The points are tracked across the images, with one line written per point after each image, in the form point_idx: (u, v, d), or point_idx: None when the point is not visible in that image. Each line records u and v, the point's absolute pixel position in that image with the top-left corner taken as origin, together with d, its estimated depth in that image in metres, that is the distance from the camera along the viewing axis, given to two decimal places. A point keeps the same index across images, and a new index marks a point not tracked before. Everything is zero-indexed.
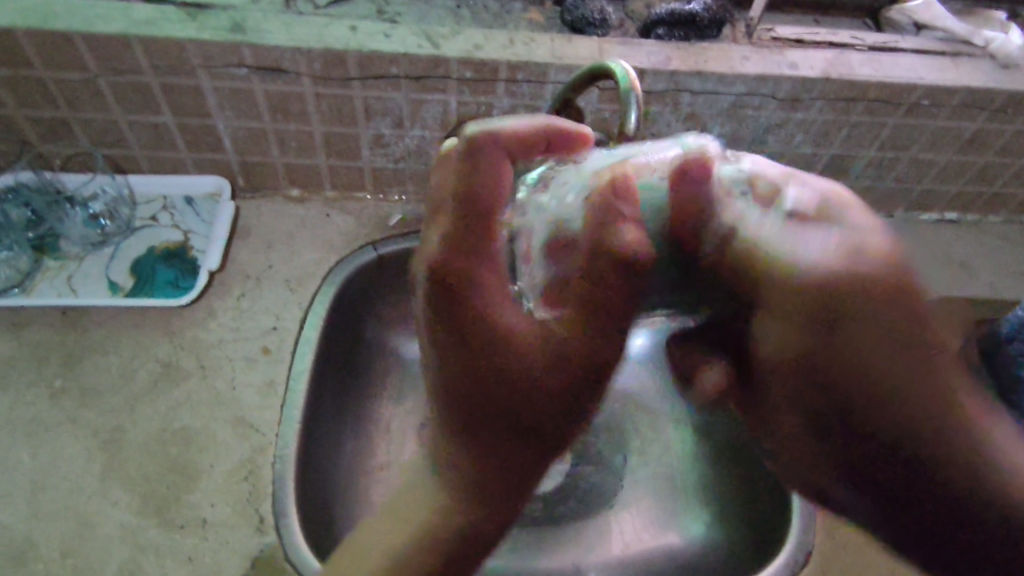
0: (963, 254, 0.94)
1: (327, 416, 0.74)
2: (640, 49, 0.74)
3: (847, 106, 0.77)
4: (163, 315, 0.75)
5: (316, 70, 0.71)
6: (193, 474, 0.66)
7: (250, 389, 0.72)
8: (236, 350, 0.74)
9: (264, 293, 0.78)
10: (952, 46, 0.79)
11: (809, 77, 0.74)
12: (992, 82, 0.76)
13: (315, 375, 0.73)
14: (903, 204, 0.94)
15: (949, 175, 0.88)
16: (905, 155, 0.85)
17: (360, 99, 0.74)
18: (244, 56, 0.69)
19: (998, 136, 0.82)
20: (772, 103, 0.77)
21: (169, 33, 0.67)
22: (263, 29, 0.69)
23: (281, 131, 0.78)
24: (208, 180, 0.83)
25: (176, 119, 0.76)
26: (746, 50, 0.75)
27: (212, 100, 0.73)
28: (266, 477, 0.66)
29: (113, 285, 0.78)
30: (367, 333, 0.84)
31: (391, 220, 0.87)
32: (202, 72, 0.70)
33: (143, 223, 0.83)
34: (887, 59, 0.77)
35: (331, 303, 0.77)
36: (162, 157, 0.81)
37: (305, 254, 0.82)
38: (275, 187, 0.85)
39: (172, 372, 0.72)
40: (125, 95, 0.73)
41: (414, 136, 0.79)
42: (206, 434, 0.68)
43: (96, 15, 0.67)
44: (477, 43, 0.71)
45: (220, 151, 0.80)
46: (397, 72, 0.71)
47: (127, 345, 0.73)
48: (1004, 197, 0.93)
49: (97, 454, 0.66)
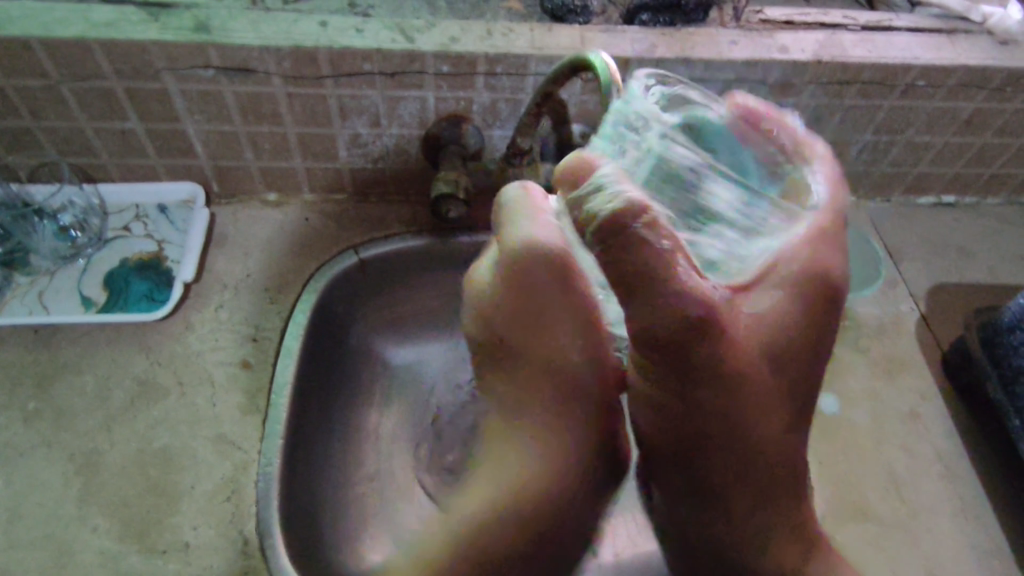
0: (960, 237, 0.91)
1: (311, 430, 0.73)
2: (624, 37, 0.71)
3: (841, 89, 0.74)
4: (138, 330, 0.73)
5: (285, 70, 0.68)
6: (172, 496, 0.64)
7: (230, 404, 0.69)
8: (216, 364, 0.72)
9: (242, 302, 0.76)
10: (948, 24, 0.76)
11: (800, 61, 0.71)
12: (991, 60, 0.74)
13: (297, 387, 0.71)
14: (900, 187, 0.91)
15: (946, 157, 0.86)
16: (901, 138, 0.82)
17: (334, 99, 0.71)
18: (209, 57, 0.66)
19: (998, 114, 0.79)
20: (763, 90, 0.74)
21: (127, 35, 0.64)
22: (229, 28, 0.65)
23: (254, 133, 0.74)
24: (180, 187, 0.80)
25: (144, 124, 0.73)
26: (734, 35, 0.72)
27: (179, 102, 0.70)
28: (249, 495, 0.64)
29: (86, 300, 0.76)
30: (351, 339, 0.82)
31: (371, 221, 0.83)
32: (168, 76, 0.67)
33: (115, 234, 0.80)
34: (881, 39, 0.74)
35: (312, 312, 0.75)
36: (131, 164, 0.78)
37: (283, 260, 0.80)
38: (251, 191, 0.82)
39: (149, 390, 0.70)
40: (89, 102, 0.69)
41: (392, 135, 0.76)
42: (186, 453, 0.66)
43: (52, 20, 0.64)
44: (453, 36, 0.68)
45: (192, 156, 0.77)
46: (370, 70, 0.68)
47: (102, 362, 0.70)
48: (1003, 177, 0.90)
49: (74, 478, 0.64)
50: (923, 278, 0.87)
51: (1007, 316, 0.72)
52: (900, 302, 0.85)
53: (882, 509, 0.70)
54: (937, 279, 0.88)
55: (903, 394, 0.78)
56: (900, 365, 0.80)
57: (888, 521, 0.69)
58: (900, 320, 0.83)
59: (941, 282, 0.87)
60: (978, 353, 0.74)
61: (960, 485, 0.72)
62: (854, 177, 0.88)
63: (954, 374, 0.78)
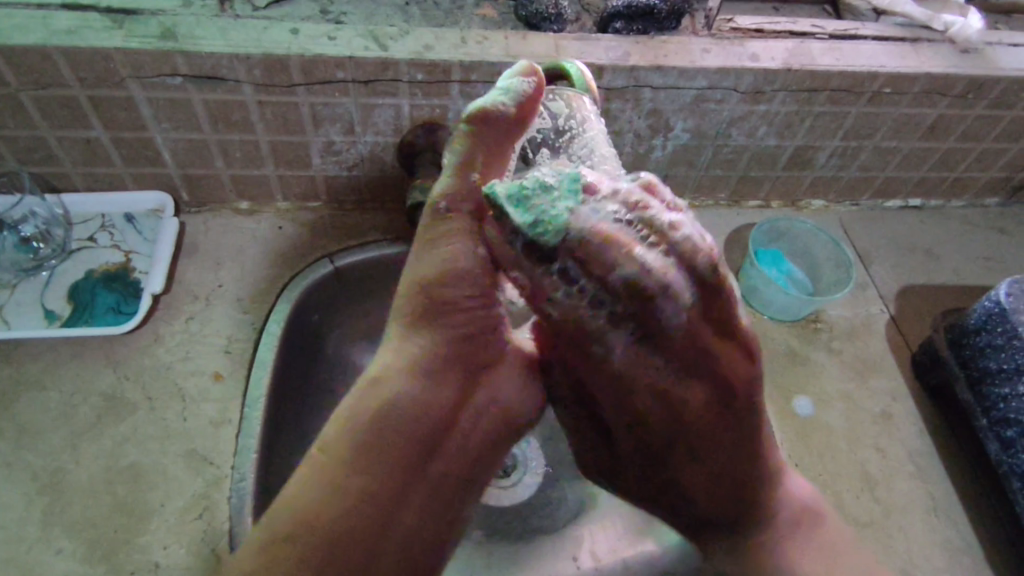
0: (927, 239, 0.94)
1: (286, 443, 0.71)
2: (598, 45, 0.71)
3: (810, 96, 0.76)
4: (104, 344, 0.71)
5: (256, 78, 0.66)
6: (142, 516, 0.62)
7: (202, 419, 0.68)
8: (187, 378, 0.70)
9: (213, 314, 0.74)
10: (911, 32, 0.78)
11: (770, 69, 0.72)
12: (953, 68, 0.75)
13: (271, 400, 0.69)
14: (868, 191, 0.93)
15: (912, 162, 0.88)
16: (868, 144, 0.84)
17: (306, 106, 0.70)
18: (177, 65, 0.64)
19: (960, 120, 0.82)
20: (735, 97, 0.75)
21: (91, 42, 0.62)
22: (197, 35, 0.64)
23: (224, 141, 0.73)
24: (148, 196, 0.78)
25: (109, 133, 0.71)
26: (706, 43, 0.73)
27: (146, 110, 0.69)
28: (222, 513, 0.63)
29: (49, 313, 0.73)
30: (327, 350, 0.81)
31: (345, 229, 0.82)
32: (134, 84, 0.66)
33: (79, 245, 0.78)
34: (848, 48, 0.75)
35: (286, 323, 0.74)
36: (97, 173, 0.76)
37: (256, 269, 0.78)
38: (222, 200, 0.81)
39: (117, 406, 0.68)
40: (50, 110, 0.67)
41: (366, 142, 0.75)
42: (156, 471, 0.65)
43: (11, 26, 0.62)
44: (427, 44, 0.68)
45: (160, 165, 0.75)
46: (343, 77, 0.68)
47: (67, 378, 0.68)
48: (966, 181, 0.92)
49: (38, 499, 0.62)
50: (892, 280, 0.89)
51: (972, 318, 0.74)
52: (870, 304, 0.87)
53: (855, 510, 0.71)
54: (905, 280, 0.90)
55: (874, 395, 0.79)
56: (870, 366, 0.82)
57: (861, 521, 0.70)
58: (870, 322, 0.85)
59: (908, 284, 0.89)
60: (945, 354, 0.76)
61: (931, 483, 0.74)
62: (823, 183, 0.90)
63: (924, 374, 0.80)
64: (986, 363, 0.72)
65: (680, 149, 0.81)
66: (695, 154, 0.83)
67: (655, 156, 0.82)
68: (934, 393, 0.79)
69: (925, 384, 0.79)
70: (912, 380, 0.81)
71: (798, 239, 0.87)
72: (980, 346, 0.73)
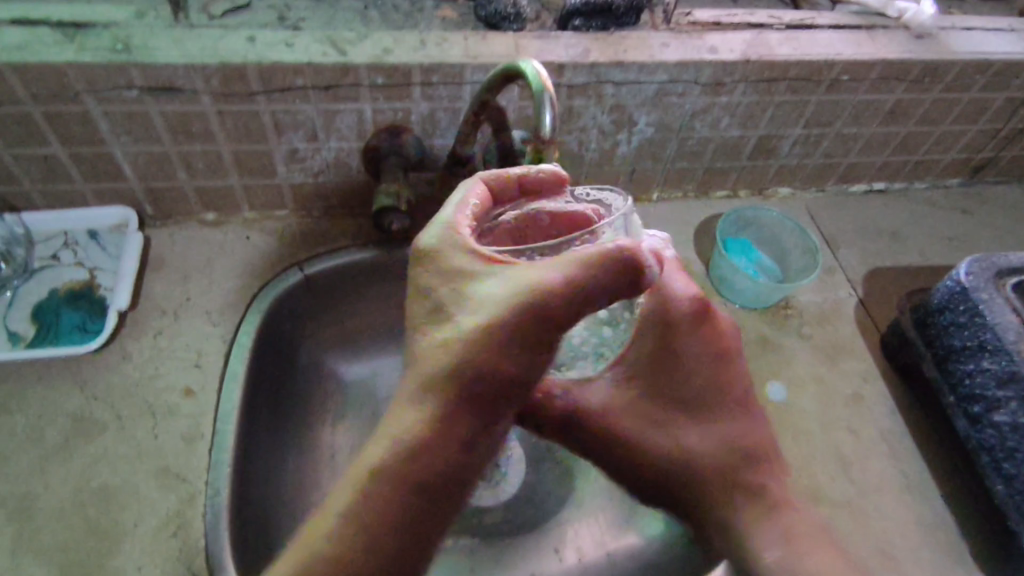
0: (891, 222, 0.95)
1: (261, 454, 0.71)
2: (557, 42, 0.71)
3: (770, 86, 0.77)
4: (71, 364, 0.70)
5: (215, 88, 0.66)
6: (115, 536, 0.61)
7: (173, 436, 0.67)
8: (156, 394, 0.69)
9: (182, 328, 0.74)
10: (866, 19, 0.80)
11: (728, 60, 0.73)
12: (908, 52, 0.77)
13: (244, 413, 0.69)
14: (833, 177, 0.94)
15: (874, 147, 0.89)
16: (830, 131, 0.85)
17: (267, 114, 0.69)
18: (132, 77, 0.64)
19: (918, 104, 0.83)
20: (696, 89, 0.75)
21: (42, 58, 0.61)
22: (151, 47, 0.63)
23: (186, 153, 0.72)
24: (112, 211, 0.77)
25: (67, 149, 0.70)
26: (665, 37, 0.74)
27: (104, 125, 0.68)
28: (198, 529, 0.62)
29: (13, 335, 0.72)
30: (302, 358, 0.81)
31: (315, 236, 0.82)
32: (88, 98, 0.65)
33: (43, 263, 0.77)
34: (805, 37, 0.76)
35: (257, 333, 0.73)
36: (56, 190, 0.74)
37: (224, 281, 0.78)
38: (188, 213, 0.80)
39: (86, 426, 0.67)
40: (5, 128, 0.66)
41: (331, 148, 0.75)
42: (128, 490, 0.64)
43: None
44: (386, 47, 0.68)
45: (121, 179, 0.74)
46: (303, 84, 0.67)
47: (33, 400, 0.67)
48: (927, 163, 0.94)
49: (7, 525, 0.61)
50: (859, 264, 0.91)
51: (936, 298, 0.75)
52: (838, 288, 0.88)
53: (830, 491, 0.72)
54: (872, 263, 0.91)
55: (845, 377, 0.81)
56: (841, 349, 0.83)
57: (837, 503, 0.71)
58: (838, 306, 0.86)
59: (875, 267, 0.91)
60: (912, 334, 0.78)
61: (902, 462, 0.76)
62: (789, 171, 0.91)
63: (894, 355, 0.82)
64: (951, 341, 0.74)
65: (645, 143, 0.82)
66: (661, 148, 0.83)
67: (620, 151, 0.83)
68: (904, 374, 0.81)
69: (896, 364, 0.81)
70: (881, 362, 0.83)
71: (765, 227, 0.88)
72: (944, 324, 0.74)
